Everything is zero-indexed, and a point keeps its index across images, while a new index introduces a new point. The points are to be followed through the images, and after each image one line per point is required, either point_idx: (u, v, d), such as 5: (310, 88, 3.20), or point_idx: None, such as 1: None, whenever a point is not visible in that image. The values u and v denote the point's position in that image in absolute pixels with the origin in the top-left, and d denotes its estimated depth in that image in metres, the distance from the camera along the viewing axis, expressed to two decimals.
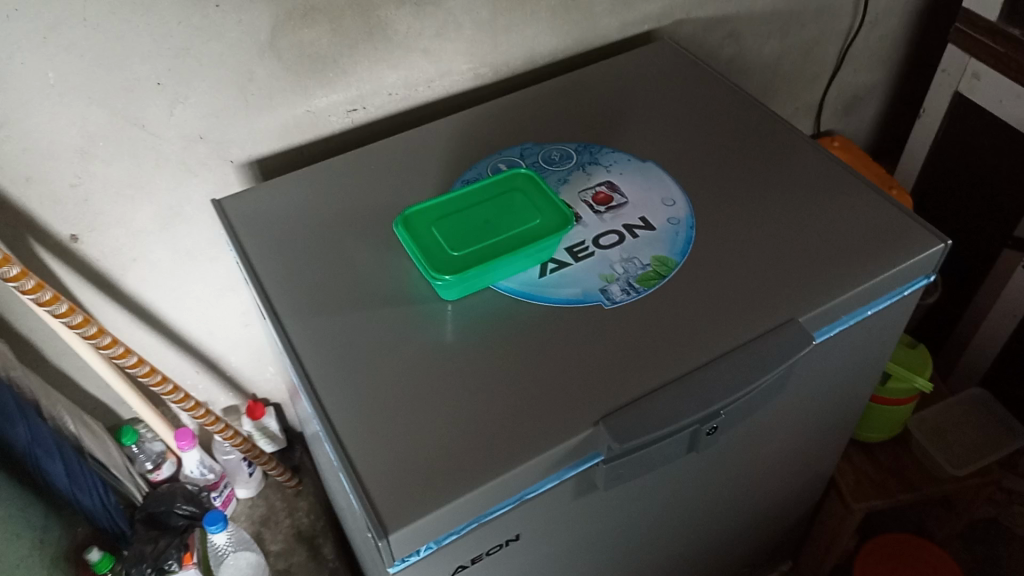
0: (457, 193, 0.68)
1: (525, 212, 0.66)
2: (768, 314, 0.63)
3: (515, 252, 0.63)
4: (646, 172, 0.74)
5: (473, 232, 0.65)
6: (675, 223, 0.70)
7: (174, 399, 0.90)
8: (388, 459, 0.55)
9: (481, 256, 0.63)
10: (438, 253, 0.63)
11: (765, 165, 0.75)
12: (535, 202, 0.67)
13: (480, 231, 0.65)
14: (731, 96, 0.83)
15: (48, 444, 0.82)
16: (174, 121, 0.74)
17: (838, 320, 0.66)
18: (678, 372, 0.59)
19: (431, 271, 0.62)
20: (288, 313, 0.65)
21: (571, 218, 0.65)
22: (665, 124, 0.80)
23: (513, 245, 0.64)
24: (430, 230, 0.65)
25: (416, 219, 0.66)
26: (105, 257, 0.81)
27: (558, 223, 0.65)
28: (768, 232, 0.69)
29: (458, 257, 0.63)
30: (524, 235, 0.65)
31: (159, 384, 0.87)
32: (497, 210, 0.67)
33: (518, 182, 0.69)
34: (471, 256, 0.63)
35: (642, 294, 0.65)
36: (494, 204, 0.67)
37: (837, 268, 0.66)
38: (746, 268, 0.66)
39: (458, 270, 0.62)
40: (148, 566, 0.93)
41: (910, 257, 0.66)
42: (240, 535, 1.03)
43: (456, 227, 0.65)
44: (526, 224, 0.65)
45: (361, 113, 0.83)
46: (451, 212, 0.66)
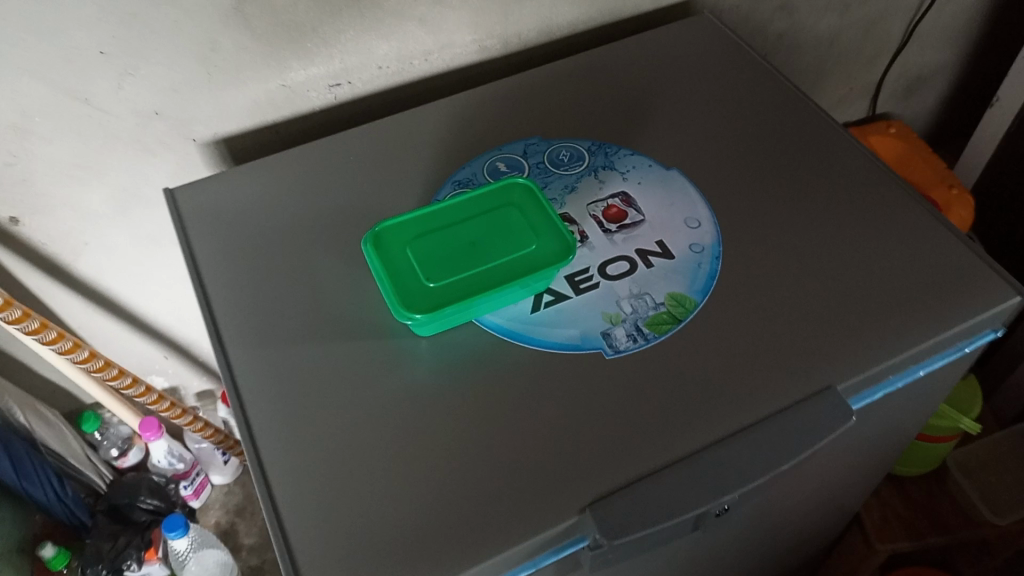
0: (442, 205, 0.57)
1: (518, 235, 0.56)
2: (801, 378, 0.53)
3: (500, 287, 0.53)
4: (668, 183, 0.63)
5: (453, 256, 0.55)
6: (698, 251, 0.59)
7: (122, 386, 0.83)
8: (330, 542, 0.46)
9: (458, 290, 0.53)
10: (409, 282, 0.53)
11: (810, 183, 0.63)
12: (532, 221, 0.57)
13: (463, 255, 0.55)
14: (779, 91, 0.70)
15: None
16: (124, 95, 0.64)
17: (883, 382, 0.55)
18: (685, 449, 0.50)
19: (398, 305, 0.52)
20: (234, 340, 0.56)
21: (574, 247, 0.55)
22: (696, 123, 0.68)
23: (503, 278, 0.54)
24: (404, 249, 0.55)
25: (388, 234, 0.56)
26: (51, 241, 0.72)
27: (555, 251, 0.55)
28: (809, 270, 0.58)
29: (435, 289, 0.53)
30: (513, 264, 0.55)
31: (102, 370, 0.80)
32: (485, 229, 0.56)
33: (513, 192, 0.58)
34: (447, 289, 0.53)
35: (651, 342, 0.54)
36: (485, 221, 0.57)
37: (887, 324, 0.55)
38: (779, 316, 0.56)
39: (428, 307, 0.52)
40: (103, 566, 0.86)
41: (979, 313, 0.55)
42: (199, 533, 0.92)
43: (437, 249, 0.55)
44: (517, 250, 0.55)
45: (346, 88, 0.72)
46: (433, 228, 0.56)
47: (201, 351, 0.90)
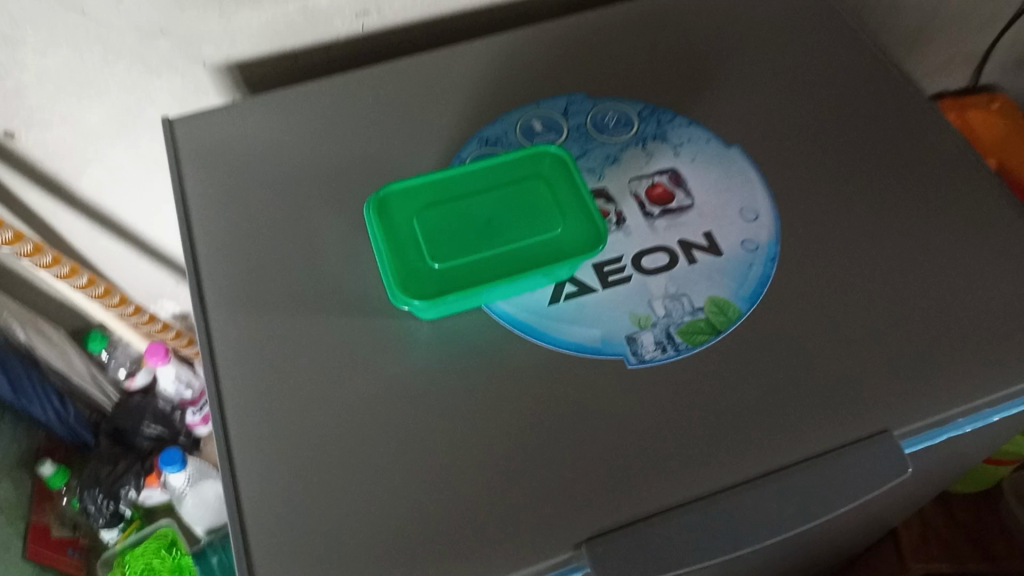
0: (459, 171, 0.51)
1: (541, 215, 0.49)
2: (851, 417, 0.45)
3: (513, 276, 0.47)
4: (726, 163, 0.55)
5: (465, 233, 0.48)
6: (750, 250, 0.51)
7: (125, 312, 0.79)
8: (292, 552, 0.42)
9: (466, 274, 0.47)
10: (411, 260, 0.47)
11: (894, 179, 0.54)
12: (559, 199, 0.50)
13: (476, 233, 0.48)
14: (871, 64, 0.60)
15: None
16: (125, 8, 0.57)
17: (951, 424, 0.46)
18: (704, 489, 0.43)
19: (395, 287, 0.46)
20: (216, 302, 0.51)
21: (604, 237, 0.48)
22: (767, 93, 0.59)
23: (517, 266, 0.47)
24: (411, 219, 0.49)
25: (394, 200, 0.49)
26: (50, 158, 0.67)
27: (581, 239, 0.48)
28: (879, 286, 0.49)
29: (438, 272, 0.47)
30: (531, 249, 0.48)
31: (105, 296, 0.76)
32: (505, 204, 0.50)
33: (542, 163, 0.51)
34: (453, 273, 0.47)
35: (682, 354, 0.47)
36: (506, 195, 0.50)
37: (962, 364, 0.47)
38: (835, 338, 0.48)
39: (429, 293, 0.46)
40: (101, 490, 0.82)
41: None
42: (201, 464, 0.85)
43: (447, 224, 0.49)
44: (539, 233, 0.48)
45: (375, 17, 0.64)
46: (446, 198, 0.50)
47: None
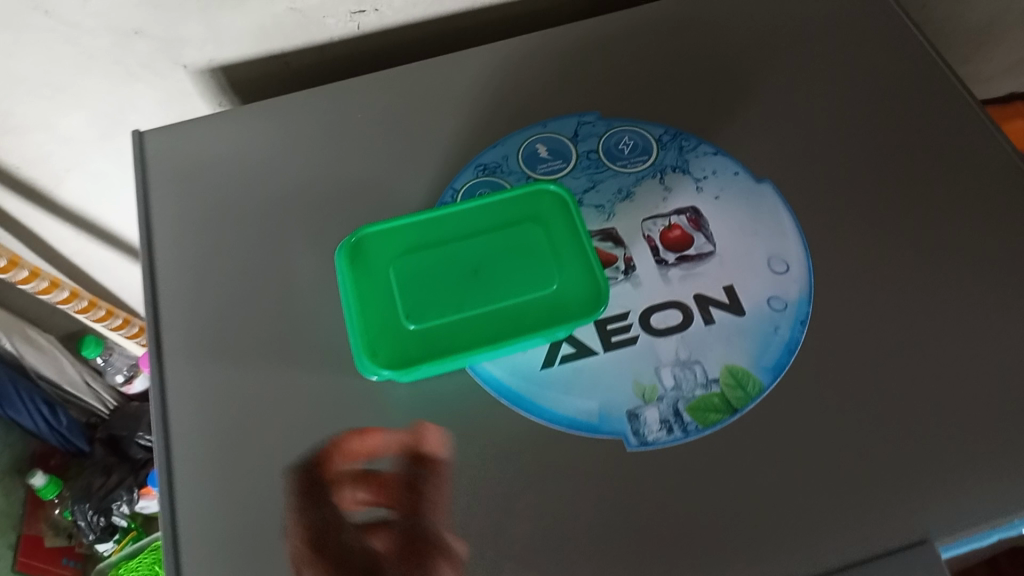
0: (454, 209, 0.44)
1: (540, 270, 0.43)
2: (884, 522, 0.39)
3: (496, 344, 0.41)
4: (755, 202, 0.48)
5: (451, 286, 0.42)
6: (777, 309, 0.44)
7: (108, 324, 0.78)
8: None
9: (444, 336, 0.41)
10: (387, 316, 0.41)
11: (950, 226, 0.47)
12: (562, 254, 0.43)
13: (463, 286, 0.42)
14: (933, 83, 0.52)
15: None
16: (93, 10, 0.51)
17: (1004, 526, 0.39)
18: None
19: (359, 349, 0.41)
20: (174, 349, 0.46)
21: (603, 304, 0.41)
22: (809, 117, 0.51)
23: (502, 331, 0.41)
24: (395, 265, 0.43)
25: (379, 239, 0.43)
26: (28, 166, 0.62)
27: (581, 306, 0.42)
28: (926, 360, 0.43)
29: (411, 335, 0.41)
30: (522, 312, 0.42)
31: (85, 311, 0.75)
32: (500, 253, 0.43)
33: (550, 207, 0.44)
34: (431, 335, 0.41)
35: (690, 436, 0.41)
36: (496, 241, 0.44)
37: (1018, 463, 0.40)
38: (871, 422, 0.41)
39: (399, 361, 0.41)
40: (91, 505, 0.80)
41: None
42: None
43: (426, 275, 0.43)
44: (533, 293, 0.42)
45: (373, 16, 0.57)
46: (435, 241, 0.44)
47: None
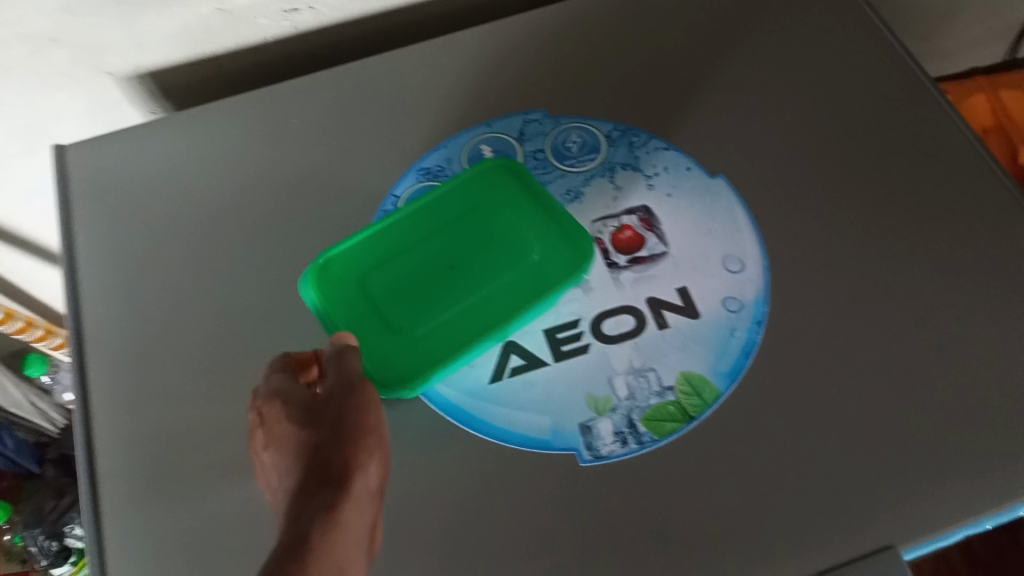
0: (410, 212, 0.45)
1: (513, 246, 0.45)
2: (848, 529, 0.37)
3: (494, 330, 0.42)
4: (709, 201, 0.46)
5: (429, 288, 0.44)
6: (733, 311, 0.43)
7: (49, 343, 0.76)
8: None
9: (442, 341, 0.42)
10: (380, 339, 0.43)
11: (907, 216, 0.45)
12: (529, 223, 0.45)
13: (442, 284, 0.44)
14: (889, 67, 0.50)
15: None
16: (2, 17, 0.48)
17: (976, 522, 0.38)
18: None
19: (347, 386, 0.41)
20: (102, 384, 0.44)
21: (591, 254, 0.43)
22: (761, 107, 0.49)
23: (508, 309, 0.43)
24: (369, 285, 0.44)
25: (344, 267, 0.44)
26: None
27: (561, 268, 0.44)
28: (888, 358, 0.41)
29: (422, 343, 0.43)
30: (508, 291, 0.43)
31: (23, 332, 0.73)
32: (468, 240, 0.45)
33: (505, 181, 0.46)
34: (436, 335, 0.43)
35: (646, 448, 0.40)
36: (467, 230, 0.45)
37: (982, 461, 0.39)
38: (833, 425, 0.40)
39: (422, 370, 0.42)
40: (41, 531, 0.75)
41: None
42: None
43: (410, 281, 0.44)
44: (513, 269, 0.44)
45: (307, 14, 0.54)
46: (400, 249, 0.45)
47: None
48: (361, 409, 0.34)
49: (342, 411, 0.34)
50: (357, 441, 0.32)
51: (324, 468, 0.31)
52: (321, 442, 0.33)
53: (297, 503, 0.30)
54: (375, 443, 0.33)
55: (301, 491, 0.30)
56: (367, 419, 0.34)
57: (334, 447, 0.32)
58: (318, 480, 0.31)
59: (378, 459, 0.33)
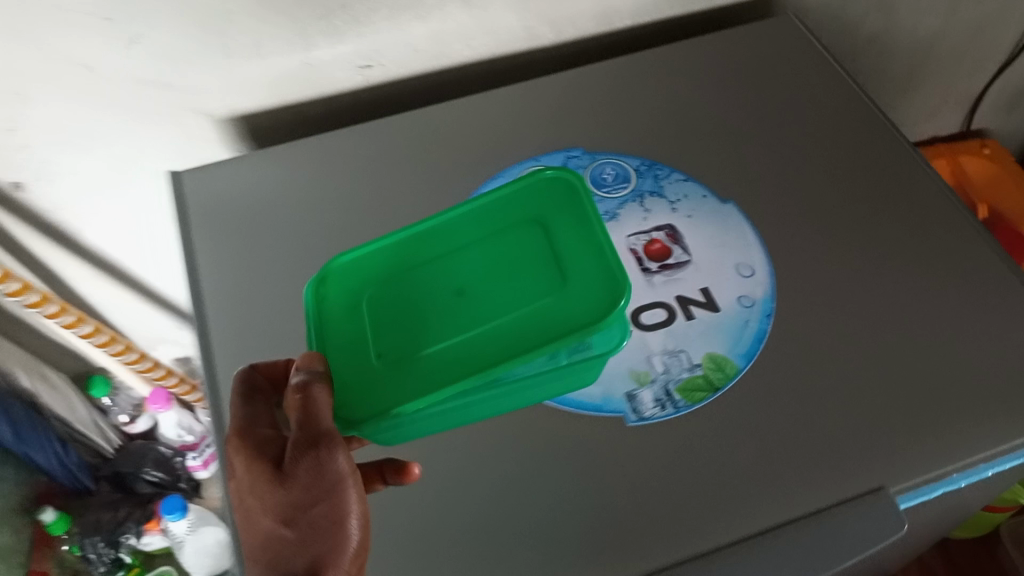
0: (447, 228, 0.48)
1: (539, 270, 0.45)
2: (847, 475, 0.46)
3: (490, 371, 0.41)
4: (723, 220, 0.56)
5: (435, 311, 0.44)
6: (747, 306, 0.52)
7: (126, 360, 0.82)
8: None
9: (427, 376, 0.42)
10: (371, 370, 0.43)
11: (882, 234, 0.56)
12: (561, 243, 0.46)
13: (451, 307, 0.45)
14: (860, 120, 0.62)
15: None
16: (131, 63, 0.58)
17: (946, 479, 0.47)
18: (704, 546, 0.44)
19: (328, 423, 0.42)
20: (221, 364, 0.52)
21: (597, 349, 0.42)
22: (760, 149, 0.60)
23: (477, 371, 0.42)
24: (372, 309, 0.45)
25: (341, 297, 0.46)
26: (57, 209, 0.67)
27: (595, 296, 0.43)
28: (872, 343, 0.50)
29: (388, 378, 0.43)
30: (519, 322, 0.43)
31: (105, 345, 0.78)
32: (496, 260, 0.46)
33: (541, 196, 0.48)
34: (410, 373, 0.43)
35: (681, 411, 0.48)
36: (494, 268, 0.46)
37: (957, 417, 0.48)
38: (830, 394, 0.48)
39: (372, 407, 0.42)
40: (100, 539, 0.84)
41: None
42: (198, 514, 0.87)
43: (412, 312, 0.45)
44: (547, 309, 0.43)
45: (377, 70, 0.65)
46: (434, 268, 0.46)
47: None
48: (335, 487, 0.37)
49: (316, 489, 0.37)
50: (337, 523, 0.37)
51: (308, 565, 0.37)
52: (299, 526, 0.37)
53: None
54: (353, 517, 0.37)
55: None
56: (344, 496, 0.37)
57: (303, 542, 0.37)
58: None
59: (358, 526, 0.37)
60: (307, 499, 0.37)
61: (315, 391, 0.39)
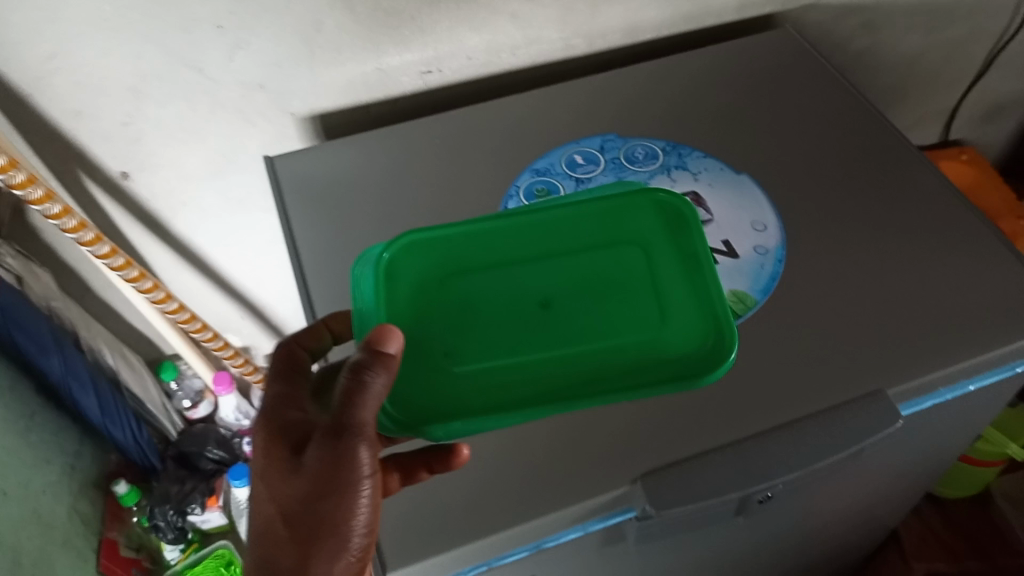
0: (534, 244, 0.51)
1: (642, 293, 0.49)
2: (852, 380, 0.54)
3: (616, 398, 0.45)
4: (739, 187, 0.66)
5: (522, 321, 0.48)
6: (762, 253, 0.61)
7: (205, 340, 0.90)
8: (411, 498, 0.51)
9: (516, 388, 0.46)
10: (459, 369, 0.46)
11: (874, 195, 0.65)
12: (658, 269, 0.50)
13: (548, 319, 0.48)
14: (852, 110, 0.72)
15: (45, 342, 0.76)
16: (234, 67, 0.68)
17: (932, 393, 0.56)
18: (733, 437, 0.52)
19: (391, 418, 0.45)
20: (319, 304, 0.61)
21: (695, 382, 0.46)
22: (767, 133, 0.70)
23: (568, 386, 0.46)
24: (459, 311, 0.48)
25: (414, 291, 0.49)
26: (154, 198, 0.77)
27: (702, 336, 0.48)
28: (870, 278, 0.60)
29: (476, 383, 0.46)
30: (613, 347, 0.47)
31: (189, 323, 0.87)
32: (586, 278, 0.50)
33: (640, 218, 0.52)
34: (499, 378, 0.46)
35: None
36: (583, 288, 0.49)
37: (949, 335, 0.56)
38: (837, 318, 0.57)
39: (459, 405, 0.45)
40: (171, 507, 0.96)
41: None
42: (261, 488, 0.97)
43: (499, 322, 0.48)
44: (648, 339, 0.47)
45: (436, 75, 0.75)
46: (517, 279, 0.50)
47: (275, 316, 0.97)
48: (348, 489, 0.41)
49: (335, 482, 0.41)
50: (342, 520, 0.41)
51: (303, 555, 0.41)
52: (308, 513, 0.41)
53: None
54: (361, 516, 0.42)
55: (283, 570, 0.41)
56: (356, 496, 0.41)
57: (303, 532, 0.41)
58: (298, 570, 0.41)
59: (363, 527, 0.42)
60: (324, 488, 0.41)
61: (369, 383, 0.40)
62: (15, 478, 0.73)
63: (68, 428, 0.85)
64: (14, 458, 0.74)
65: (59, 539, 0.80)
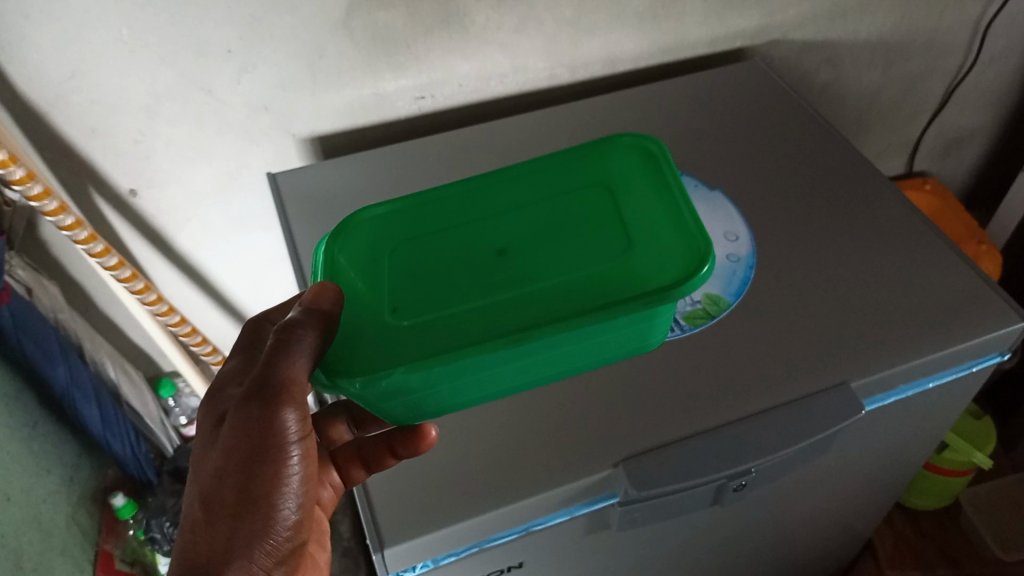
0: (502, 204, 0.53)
1: (602, 239, 0.49)
2: (818, 373, 0.58)
3: (572, 325, 0.44)
4: (712, 202, 0.71)
5: (479, 268, 0.49)
6: (734, 260, 0.66)
7: (203, 352, 0.95)
8: (408, 483, 0.54)
9: (464, 332, 0.45)
10: (408, 317, 0.47)
11: (838, 209, 0.70)
12: (626, 215, 0.50)
13: (503, 266, 0.49)
14: (816, 134, 0.78)
15: (53, 350, 0.79)
16: (241, 88, 0.73)
17: (892, 389, 0.61)
18: (709, 425, 0.56)
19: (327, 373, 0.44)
20: None
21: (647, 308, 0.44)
22: (738, 154, 0.76)
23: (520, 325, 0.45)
24: (421, 266, 0.50)
25: (378, 252, 0.51)
26: (160, 214, 0.81)
27: (675, 265, 0.46)
28: (834, 282, 0.64)
29: (421, 329, 0.46)
30: (565, 289, 0.47)
31: (189, 336, 0.91)
32: (544, 233, 0.51)
33: (618, 168, 0.53)
34: (449, 321, 0.46)
35: (687, 331, 0.62)
36: (538, 242, 0.50)
37: (909, 332, 0.60)
38: (803, 318, 0.62)
39: (402, 345, 0.45)
40: (167, 519, 0.99)
41: (999, 327, 0.60)
42: None
43: (457, 275, 0.49)
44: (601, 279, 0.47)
45: (429, 100, 0.80)
46: (481, 235, 0.51)
47: None
48: (273, 453, 0.46)
49: (266, 440, 0.45)
50: (273, 478, 0.46)
51: (236, 516, 0.46)
52: (243, 471, 0.46)
53: (223, 531, 0.46)
54: (293, 466, 0.47)
55: (222, 530, 0.46)
56: (284, 461, 0.46)
57: (232, 495, 0.46)
58: (232, 528, 0.46)
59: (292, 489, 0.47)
60: (256, 446, 0.45)
61: (292, 347, 0.43)
62: (18, 486, 0.75)
63: (67, 440, 0.86)
64: (15, 464, 0.75)
65: (58, 548, 0.82)
